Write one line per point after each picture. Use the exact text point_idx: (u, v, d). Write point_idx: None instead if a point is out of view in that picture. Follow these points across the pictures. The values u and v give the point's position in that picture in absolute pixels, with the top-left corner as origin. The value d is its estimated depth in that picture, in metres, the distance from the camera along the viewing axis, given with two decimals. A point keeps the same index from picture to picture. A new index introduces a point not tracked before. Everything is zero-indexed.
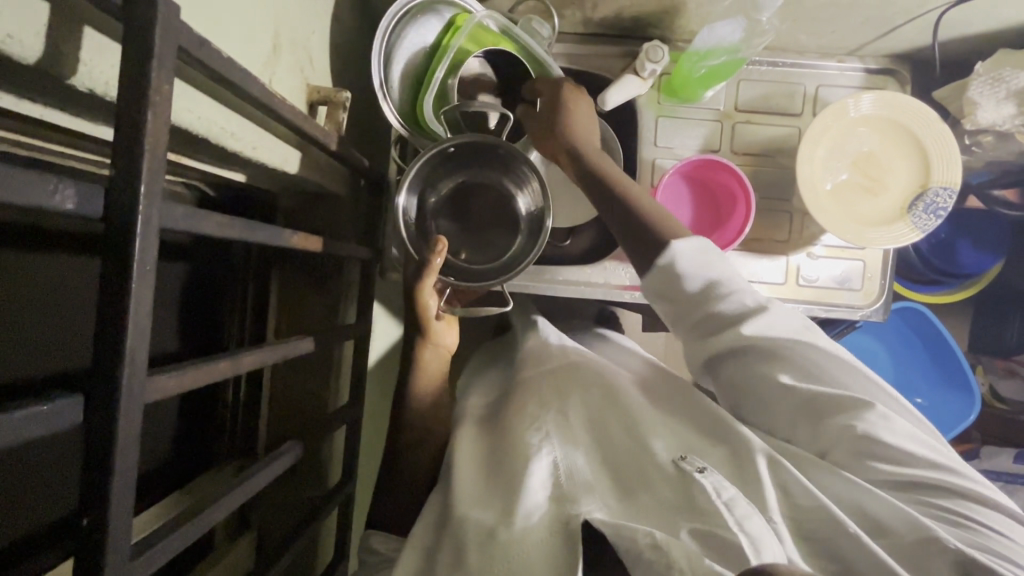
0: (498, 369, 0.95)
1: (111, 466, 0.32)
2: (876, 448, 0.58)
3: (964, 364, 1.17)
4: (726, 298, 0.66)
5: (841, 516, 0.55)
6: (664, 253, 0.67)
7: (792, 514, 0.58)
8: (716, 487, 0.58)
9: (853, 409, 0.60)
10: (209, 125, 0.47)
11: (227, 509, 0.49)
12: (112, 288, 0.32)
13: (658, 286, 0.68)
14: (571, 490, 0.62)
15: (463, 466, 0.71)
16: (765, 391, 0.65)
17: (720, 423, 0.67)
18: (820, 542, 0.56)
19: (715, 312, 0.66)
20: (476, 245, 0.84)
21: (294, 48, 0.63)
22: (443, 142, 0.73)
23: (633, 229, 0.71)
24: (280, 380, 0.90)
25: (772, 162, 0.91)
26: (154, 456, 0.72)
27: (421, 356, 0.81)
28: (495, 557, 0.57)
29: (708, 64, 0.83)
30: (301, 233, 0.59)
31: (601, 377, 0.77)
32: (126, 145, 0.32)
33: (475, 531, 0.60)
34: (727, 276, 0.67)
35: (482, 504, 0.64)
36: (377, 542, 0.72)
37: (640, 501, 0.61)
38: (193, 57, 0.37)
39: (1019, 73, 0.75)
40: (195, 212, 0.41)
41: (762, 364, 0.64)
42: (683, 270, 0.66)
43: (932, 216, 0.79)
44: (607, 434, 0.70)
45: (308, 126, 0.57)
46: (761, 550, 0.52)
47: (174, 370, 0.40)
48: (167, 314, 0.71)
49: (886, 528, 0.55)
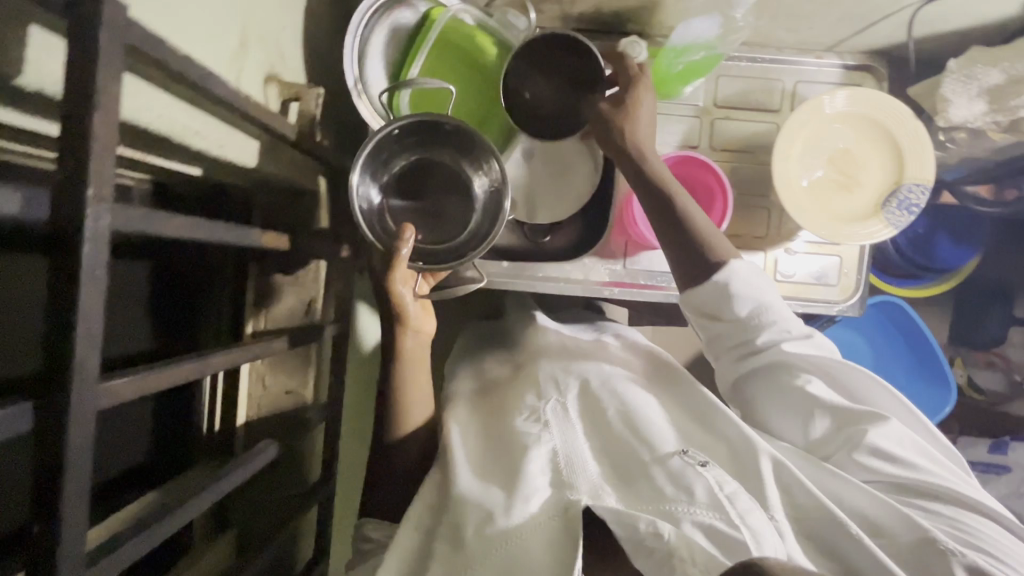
0: (495, 357, 0.93)
1: (61, 477, 0.32)
2: (882, 454, 0.63)
3: (940, 357, 1.19)
4: (768, 321, 0.72)
5: (842, 517, 0.57)
6: (722, 271, 0.72)
7: (794, 514, 0.60)
8: (717, 480, 0.59)
9: (865, 419, 0.66)
10: (170, 124, 0.46)
11: (194, 511, 0.49)
12: (60, 296, 0.31)
13: (706, 297, 0.72)
14: (568, 474, 0.62)
15: (472, 450, 0.71)
16: (788, 397, 0.70)
17: (722, 425, 0.69)
18: (820, 540, 0.58)
19: (751, 334, 0.72)
20: (435, 223, 0.79)
21: (264, 44, 0.62)
22: (387, 125, 0.71)
23: (678, 233, 0.75)
24: (259, 380, 0.86)
25: (751, 158, 0.91)
26: (126, 460, 0.71)
27: (402, 343, 0.79)
28: (494, 539, 0.58)
29: (685, 60, 0.83)
30: (270, 231, 0.58)
31: (603, 370, 0.79)
32: (72, 147, 0.31)
33: (474, 513, 0.61)
34: (774, 302, 0.73)
35: (483, 484, 0.64)
36: (369, 531, 0.75)
37: (636, 487, 0.61)
38: (147, 55, 0.36)
39: (990, 70, 0.75)
40: (153, 214, 0.40)
41: (792, 379, 0.70)
42: (736, 291, 0.72)
43: (906, 213, 0.80)
44: (605, 422, 0.70)
45: (277, 124, 0.57)
46: (761, 540, 0.54)
47: (129, 374, 0.39)
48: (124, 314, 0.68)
49: (885, 530, 0.59)
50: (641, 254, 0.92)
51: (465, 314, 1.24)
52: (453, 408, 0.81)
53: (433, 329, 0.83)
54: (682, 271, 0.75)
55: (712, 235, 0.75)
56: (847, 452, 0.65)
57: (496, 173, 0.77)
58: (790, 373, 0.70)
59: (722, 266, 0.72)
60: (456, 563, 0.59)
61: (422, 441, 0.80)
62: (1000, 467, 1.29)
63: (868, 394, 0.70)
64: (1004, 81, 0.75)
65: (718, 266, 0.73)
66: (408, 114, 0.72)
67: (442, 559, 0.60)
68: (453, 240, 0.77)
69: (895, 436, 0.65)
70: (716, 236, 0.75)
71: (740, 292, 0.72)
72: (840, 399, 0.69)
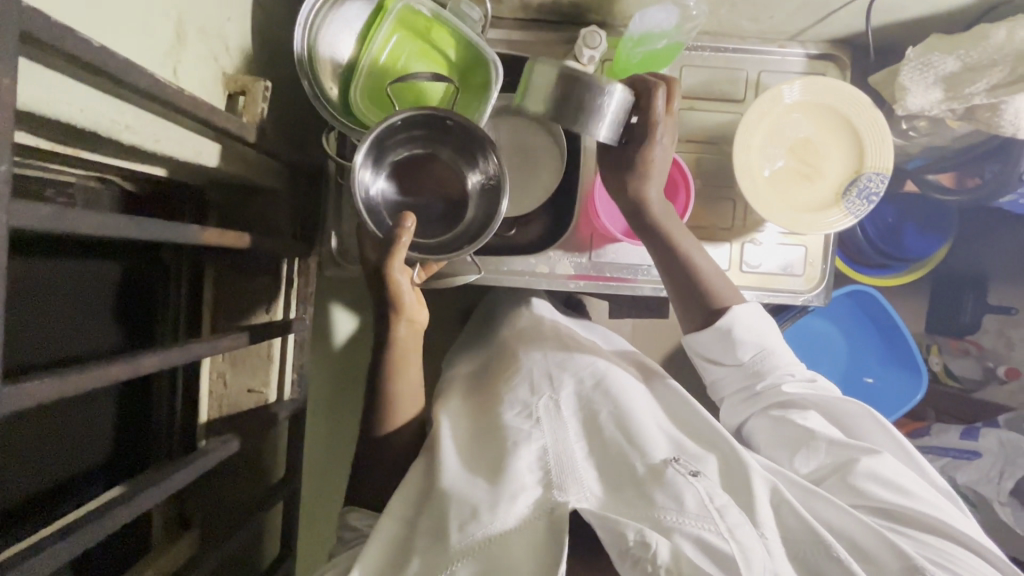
0: (483, 352, 0.94)
1: None
2: (876, 480, 0.65)
3: (912, 345, 1.20)
4: (768, 365, 0.77)
5: (830, 539, 0.56)
6: (726, 317, 0.77)
7: (781, 533, 0.59)
8: (708, 492, 0.58)
9: (861, 448, 0.68)
10: (95, 117, 0.45)
11: (133, 512, 0.47)
12: None
13: (709, 343, 0.78)
14: (557, 476, 0.62)
15: (458, 449, 0.70)
16: (784, 429, 0.73)
17: (718, 438, 0.69)
18: (803, 560, 0.57)
19: (754, 372, 0.78)
20: (427, 224, 0.79)
21: (205, 36, 0.61)
22: (389, 116, 0.68)
23: (689, 284, 0.80)
24: (220, 378, 0.84)
25: (715, 149, 0.91)
26: (67, 465, 0.69)
27: (394, 334, 0.76)
28: (475, 537, 0.57)
29: (645, 50, 0.81)
30: (214, 228, 0.57)
31: (595, 367, 0.77)
32: None
33: (457, 509, 0.59)
34: (775, 348, 0.78)
35: (469, 478, 0.63)
36: (355, 519, 0.72)
37: (625, 493, 0.60)
38: (53, 46, 0.35)
39: (946, 58, 0.76)
40: (68, 212, 0.38)
41: (791, 412, 0.74)
42: (738, 337, 0.77)
43: (866, 201, 0.80)
44: (597, 426, 0.69)
45: (218, 118, 0.55)
46: (750, 557, 0.53)
47: (47, 375, 0.38)
48: (51, 311, 0.65)
49: (873, 556, 0.58)
50: (607, 247, 0.91)
51: (439, 310, 1.23)
52: (445, 408, 0.80)
53: (427, 319, 0.81)
54: (684, 313, 0.82)
55: (718, 284, 0.80)
56: (842, 476, 0.67)
57: (495, 175, 0.76)
58: (788, 410, 0.74)
59: (724, 312, 0.78)
60: (432, 559, 0.57)
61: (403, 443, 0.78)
62: (971, 452, 1.19)
63: (864, 430, 0.73)
64: (959, 68, 0.76)
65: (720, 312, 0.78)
66: (412, 106, 0.69)
67: (418, 551, 0.59)
68: (444, 236, 0.77)
69: (889, 467, 0.66)
70: (722, 280, 0.81)
71: (743, 338, 0.77)
72: (836, 432, 0.72)
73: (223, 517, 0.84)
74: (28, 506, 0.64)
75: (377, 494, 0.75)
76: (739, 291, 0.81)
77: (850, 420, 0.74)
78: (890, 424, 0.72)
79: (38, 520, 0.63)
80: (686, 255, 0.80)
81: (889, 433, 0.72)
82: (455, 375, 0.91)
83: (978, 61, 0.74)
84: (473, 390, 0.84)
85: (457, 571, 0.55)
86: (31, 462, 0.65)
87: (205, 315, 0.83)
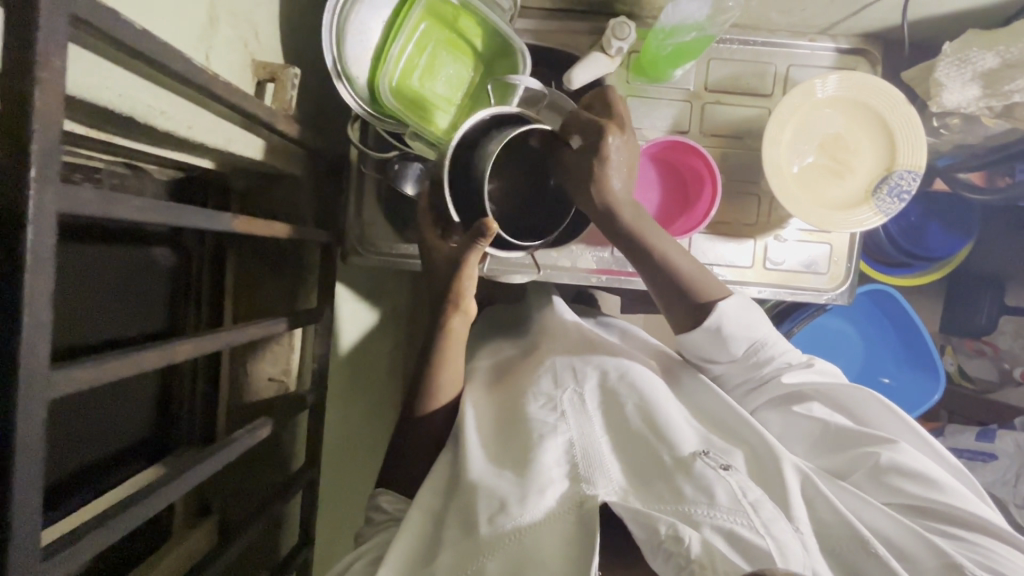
0: (505, 346, 0.94)
1: (9, 465, 0.31)
2: (903, 473, 0.64)
3: (932, 347, 1.18)
4: (765, 355, 0.77)
5: (866, 535, 0.56)
6: (711, 316, 0.75)
7: (816, 528, 0.59)
8: (740, 486, 0.58)
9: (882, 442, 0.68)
10: (133, 102, 0.45)
11: (168, 498, 0.48)
12: (4, 294, 0.30)
13: (700, 344, 0.77)
14: (586, 469, 0.62)
15: (483, 443, 0.70)
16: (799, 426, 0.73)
17: (745, 432, 0.69)
18: (839, 555, 0.57)
19: (757, 366, 0.77)
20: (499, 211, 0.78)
21: (235, 21, 0.60)
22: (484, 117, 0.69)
23: (669, 286, 0.77)
24: (242, 366, 0.83)
25: (742, 143, 0.89)
26: (101, 447, 0.69)
27: (448, 324, 0.76)
28: (505, 529, 0.57)
29: (675, 41, 0.81)
30: (246, 216, 0.56)
31: (617, 360, 0.77)
32: (11, 127, 0.29)
33: (487, 501, 0.60)
34: (767, 338, 0.77)
35: (496, 472, 0.63)
36: (384, 502, 0.72)
37: (655, 487, 0.60)
38: (97, 28, 0.35)
39: (985, 54, 0.75)
40: (105, 195, 0.37)
41: (806, 405, 0.74)
42: (729, 332, 0.75)
43: (897, 199, 0.79)
44: (623, 419, 0.69)
45: (248, 104, 0.54)
46: (787, 552, 0.52)
47: (88, 361, 0.38)
48: (92, 299, 0.65)
49: (909, 554, 0.58)
50: None
51: None
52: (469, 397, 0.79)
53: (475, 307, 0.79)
54: (671, 316, 0.79)
55: (701, 279, 0.77)
56: (866, 473, 0.66)
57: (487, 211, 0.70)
58: (800, 404, 0.74)
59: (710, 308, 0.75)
60: (464, 551, 0.58)
61: (425, 437, 0.76)
62: (987, 454, 1.18)
63: (876, 419, 0.72)
64: (999, 65, 0.74)
65: (708, 308, 0.76)
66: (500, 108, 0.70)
67: (450, 546, 0.59)
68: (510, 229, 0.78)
69: (911, 457, 0.66)
70: (701, 274, 0.78)
71: (733, 332, 0.75)
72: (851, 424, 0.72)
73: (244, 504, 0.85)
74: (62, 488, 0.63)
75: (402, 484, 0.76)
76: (722, 283, 0.78)
77: (860, 409, 0.73)
78: (905, 414, 0.71)
79: (74, 502, 0.63)
80: (667, 259, 0.77)
81: (908, 425, 0.71)
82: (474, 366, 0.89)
83: (1019, 59, 0.73)
84: (496, 382, 0.83)
85: (487, 562, 0.56)
86: (68, 443, 0.65)
87: (227, 304, 0.82)
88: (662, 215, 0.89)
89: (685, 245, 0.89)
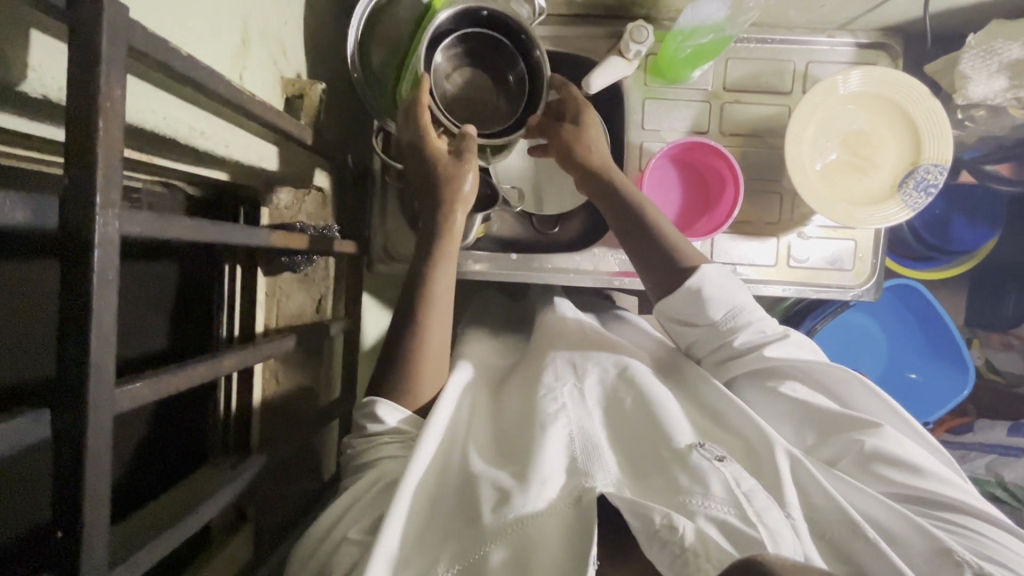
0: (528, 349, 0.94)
1: (80, 479, 0.32)
2: (892, 460, 0.63)
3: (958, 340, 1.16)
4: (741, 322, 0.76)
5: (860, 520, 0.56)
6: (693, 277, 0.75)
7: (809, 513, 0.59)
8: (735, 476, 0.58)
9: (867, 427, 0.67)
10: (176, 125, 0.46)
11: (213, 510, 0.49)
12: (72, 314, 0.31)
13: (678, 306, 0.76)
14: (583, 461, 0.61)
15: (479, 440, 0.68)
16: (779, 407, 0.72)
17: (745, 421, 0.68)
18: (831, 538, 0.56)
19: (730, 338, 0.76)
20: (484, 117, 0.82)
21: (266, 40, 0.61)
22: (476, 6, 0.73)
23: (644, 240, 0.79)
24: (272, 375, 0.84)
25: (761, 141, 0.89)
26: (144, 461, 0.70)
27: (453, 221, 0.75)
28: (508, 519, 0.55)
29: (694, 43, 0.82)
30: (281, 230, 0.58)
31: (618, 357, 0.78)
32: (80, 158, 0.31)
33: (490, 491, 0.58)
34: (746, 304, 0.77)
35: (496, 466, 0.63)
36: None
37: (652, 479, 0.60)
38: (151, 57, 0.36)
39: (1011, 45, 0.75)
40: (159, 218, 0.39)
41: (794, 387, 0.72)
42: (707, 295, 0.75)
43: (924, 193, 0.79)
44: (622, 413, 0.70)
45: (280, 120, 0.56)
46: (778, 539, 0.52)
47: (141, 376, 0.39)
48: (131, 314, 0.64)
49: (898, 538, 0.57)
50: None
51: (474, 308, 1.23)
52: (456, 371, 0.79)
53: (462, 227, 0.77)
54: (649, 282, 0.80)
55: (679, 244, 0.79)
56: (855, 460, 0.65)
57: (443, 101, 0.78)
58: (776, 382, 0.74)
59: (692, 272, 0.76)
60: (466, 538, 0.55)
61: None
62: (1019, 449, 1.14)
63: (862, 406, 0.71)
64: None
65: (688, 271, 0.76)
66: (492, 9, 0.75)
67: None
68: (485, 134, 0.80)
69: (897, 443, 0.65)
70: (684, 243, 0.79)
71: (712, 296, 0.75)
72: (834, 406, 0.70)
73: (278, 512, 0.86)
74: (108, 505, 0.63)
75: None
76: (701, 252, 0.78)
77: (844, 395, 0.72)
78: (890, 399, 0.70)
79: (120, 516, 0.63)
80: (645, 219, 0.79)
81: (896, 414, 0.70)
82: (480, 361, 0.88)
83: None
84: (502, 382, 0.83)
85: (491, 553, 0.53)
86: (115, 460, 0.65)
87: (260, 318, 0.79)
88: (682, 216, 0.89)
89: (707, 245, 0.89)
